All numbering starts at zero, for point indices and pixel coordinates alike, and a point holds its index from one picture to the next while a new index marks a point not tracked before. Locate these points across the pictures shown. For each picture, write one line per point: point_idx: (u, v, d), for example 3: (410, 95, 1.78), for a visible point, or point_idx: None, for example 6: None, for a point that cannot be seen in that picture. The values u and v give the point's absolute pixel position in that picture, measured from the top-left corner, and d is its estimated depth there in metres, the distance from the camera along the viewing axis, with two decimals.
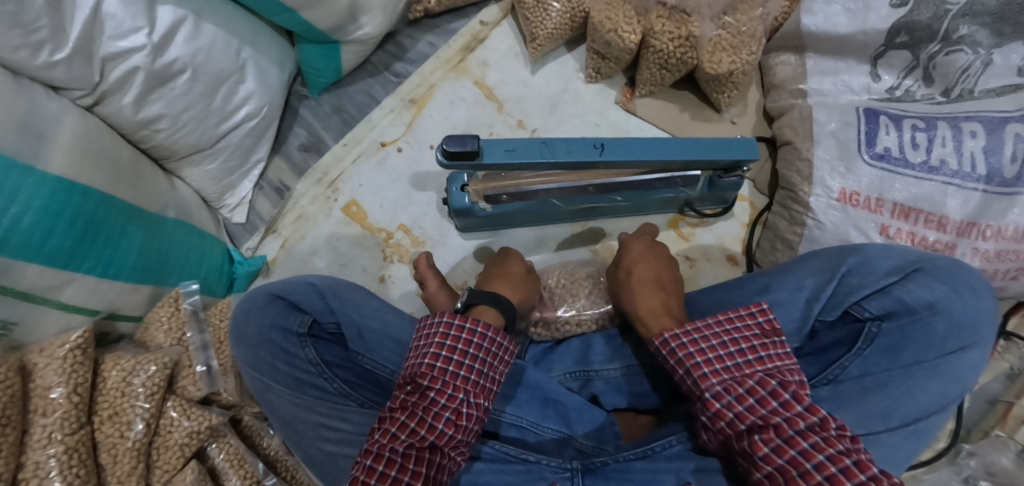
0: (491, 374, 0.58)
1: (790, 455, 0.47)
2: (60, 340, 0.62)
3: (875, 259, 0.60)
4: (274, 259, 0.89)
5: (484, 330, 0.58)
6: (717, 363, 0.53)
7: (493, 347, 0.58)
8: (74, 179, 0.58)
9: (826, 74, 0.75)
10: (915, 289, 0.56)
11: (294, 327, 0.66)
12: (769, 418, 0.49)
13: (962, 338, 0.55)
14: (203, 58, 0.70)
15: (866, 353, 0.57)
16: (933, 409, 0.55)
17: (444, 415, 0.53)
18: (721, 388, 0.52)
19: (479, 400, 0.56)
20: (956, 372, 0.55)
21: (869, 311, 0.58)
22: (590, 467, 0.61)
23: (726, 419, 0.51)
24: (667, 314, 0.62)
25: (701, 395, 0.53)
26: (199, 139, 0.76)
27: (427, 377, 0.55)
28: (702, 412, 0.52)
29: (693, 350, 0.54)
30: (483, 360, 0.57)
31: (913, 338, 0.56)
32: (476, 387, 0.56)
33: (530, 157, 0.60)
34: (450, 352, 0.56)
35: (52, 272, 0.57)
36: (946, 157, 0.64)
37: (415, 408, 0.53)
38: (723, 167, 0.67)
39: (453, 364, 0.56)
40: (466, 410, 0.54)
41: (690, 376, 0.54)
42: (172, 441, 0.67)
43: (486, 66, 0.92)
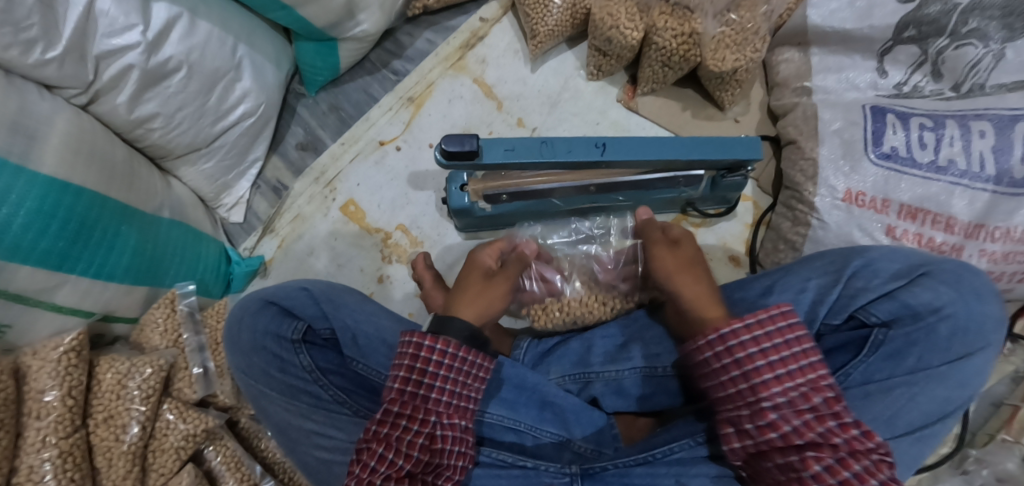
0: (465, 392, 0.56)
1: (842, 476, 0.47)
2: (54, 343, 0.62)
3: (879, 260, 0.59)
4: (271, 259, 0.88)
5: (456, 348, 0.55)
6: (781, 370, 0.51)
7: (466, 366, 0.56)
8: (67, 179, 0.57)
9: (832, 72, 0.73)
10: (920, 293, 0.55)
11: (287, 333, 0.66)
12: (826, 435, 0.48)
13: (966, 344, 0.54)
14: (198, 56, 0.69)
15: (871, 359, 0.56)
16: (937, 415, 0.55)
17: (417, 443, 0.52)
18: (783, 400, 0.50)
19: (453, 421, 0.54)
20: (959, 378, 0.54)
21: (876, 317, 0.56)
22: (589, 472, 0.60)
23: (780, 431, 0.50)
24: (714, 305, 0.59)
25: (755, 403, 0.51)
26: (194, 138, 0.75)
27: (396, 404, 0.53)
28: (751, 420, 0.51)
29: (755, 351, 0.52)
30: (456, 379, 0.55)
31: (918, 343, 0.54)
32: (449, 408, 0.54)
33: (529, 157, 0.59)
34: (422, 376, 0.54)
35: (45, 273, 0.56)
36: (954, 157, 0.63)
37: (387, 437, 0.52)
38: (726, 167, 0.66)
39: (424, 388, 0.54)
40: (440, 433, 0.53)
41: (748, 380, 0.52)
42: (168, 444, 0.66)
43: (486, 64, 0.91)
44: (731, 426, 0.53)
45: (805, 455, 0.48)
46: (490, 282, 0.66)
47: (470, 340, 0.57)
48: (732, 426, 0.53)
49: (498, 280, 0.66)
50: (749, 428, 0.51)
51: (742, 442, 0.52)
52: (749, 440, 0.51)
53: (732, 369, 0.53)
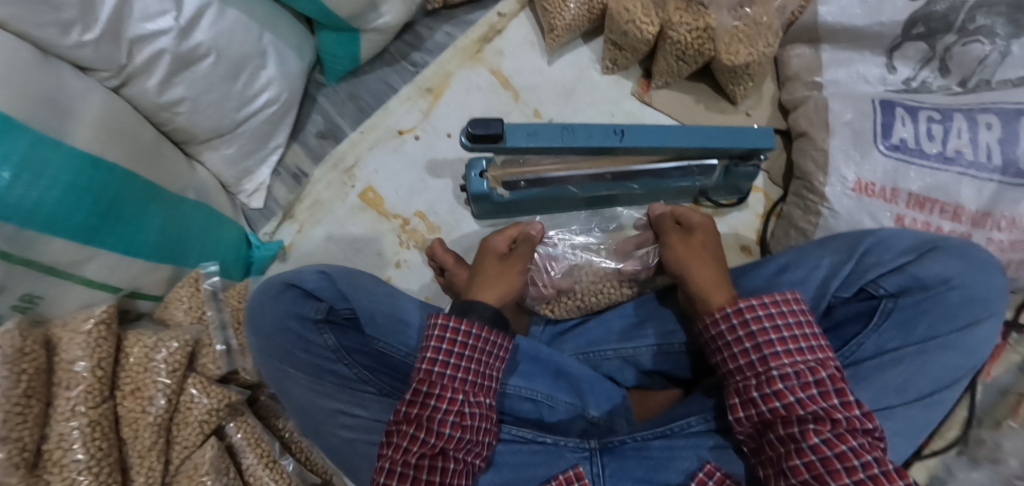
0: (487, 372, 0.57)
1: (840, 449, 0.49)
2: (84, 315, 0.64)
3: (889, 238, 0.61)
4: (291, 243, 0.90)
5: (479, 329, 0.56)
6: (794, 345, 0.54)
7: (484, 344, 0.57)
8: (99, 155, 0.59)
9: (841, 66, 0.76)
10: (929, 266, 0.58)
11: (309, 313, 0.69)
12: (827, 409, 0.51)
13: (975, 312, 0.56)
14: (226, 42, 0.71)
15: (883, 328, 0.58)
16: (945, 383, 0.55)
17: (449, 421, 0.53)
18: (793, 372, 0.53)
19: (479, 398, 0.56)
20: (968, 345, 0.56)
21: (884, 289, 0.59)
22: (608, 446, 0.62)
23: (785, 400, 0.52)
24: (722, 289, 0.62)
25: (765, 372, 0.54)
26: (219, 123, 0.77)
27: (425, 384, 0.54)
28: (758, 388, 0.54)
29: (769, 326, 0.55)
30: (480, 359, 0.56)
31: (927, 312, 0.57)
32: (474, 386, 0.56)
33: (550, 141, 0.61)
34: (448, 357, 0.55)
35: (77, 247, 0.58)
36: (962, 148, 0.65)
37: (419, 418, 0.53)
38: (739, 156, 0.68)
39: (450, 367, 0.55)
40: (469, 410, 0.54)
41: (760, 351, 0.55)
42: (192, 418, 0.67)
43: (503, 56, 0.93)
44: (738, 396, 0.55)
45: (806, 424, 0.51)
46: (507, 266, 0.67)
47: (495, 323, 0.58)
48: (739, 396, 0.55)
49: (513, 262, 0.67)
50: (756, 396, 0.54)
51: (747, 411, 0.54)
52: (754, 409, 0.54)
53: (745, 340, 0.56)
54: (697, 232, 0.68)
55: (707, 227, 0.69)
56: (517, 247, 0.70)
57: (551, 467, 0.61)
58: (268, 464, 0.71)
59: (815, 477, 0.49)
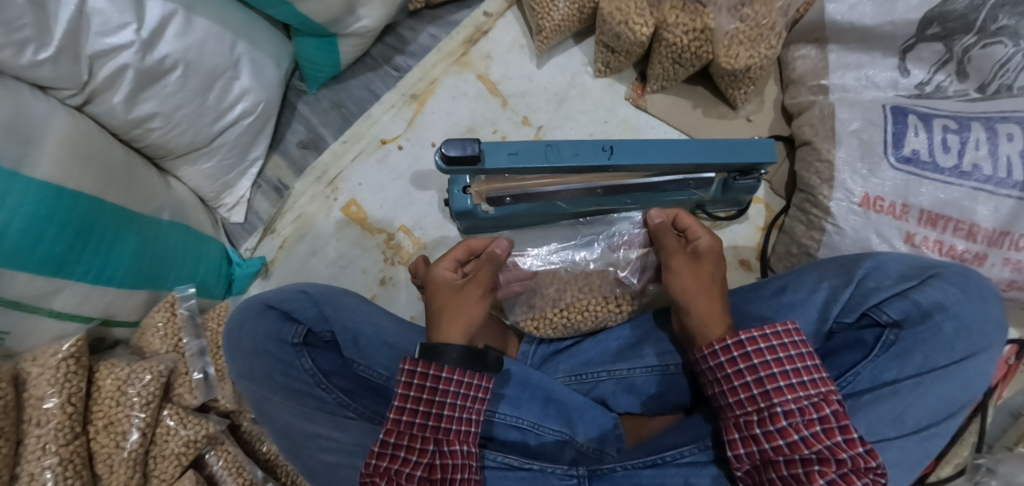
0: (463, 418, 0.55)
1: None
2: (53, 349, 0.61)
3: (887, 263, 0.56)
4: (273, 260, 0.87)
5: (450, 372, 0.54)
6: (798, 379, 0.50)
7: (463, 390, 0.55)
8: (62, 184, 0.55)
9: (850, 69, 0.70)
10: (929, 292, 0.53)
11: (288, 336, 0.64)
12: (831, 448, 0.47)
13: (972, 343, 0.51)
14: (196, 54, 0.67)
15: (879, 357, 0.54)
16: (944, 414, 0.51)
17: (417, 475, 0.51)
18: (797, 408, 0.49)
19: (454, 447, 0.53)
20: (965, 377, 0.51)
21: (887, 315, 0.54)
22: (596, 474, 0.59)
23: (788, 437, 0.49)
24: (722, 321, 0.57)
25: (768, 408, 0.50)
26: (194, 138, 0.74)
27: (395, 434, 0.52)
28: (760, 424, 0.50)
29: (771, 359, 0.51)
30: (453, 404, 0.54)
31: (924, 342, 0.52)
32: (447, 434, 0.53)
33: (534, 161, 0.57)
34: (418, 404, 0.53)
35: (43, 279, 0.55)
36: (979, 161, 0.60)
37: (389, 471, 0.51)
38: (740, 170, 0.64)
39: (420, 413, 0.53)
40: (440, 462, 0.52)
41: (762, 386, 0.51)
42: (169, 450, 0.66)
43: (491, 60, 0.89)
44: (738, 431, 0.52)
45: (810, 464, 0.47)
46: (464, 296, 0.61)
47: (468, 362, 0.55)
48: (740, 431, 0.52)
49: (470, 290, 0.61)
50: (758, 433, 0.50)
51: (748, 448, 0.51)
52: (756, 446, 0.50)
53: (746, 374, 0.52)
54: (704, 259, 0.62)
55: (715, 252, 0.63)
56: (474, 274, 0.63)
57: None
58: None
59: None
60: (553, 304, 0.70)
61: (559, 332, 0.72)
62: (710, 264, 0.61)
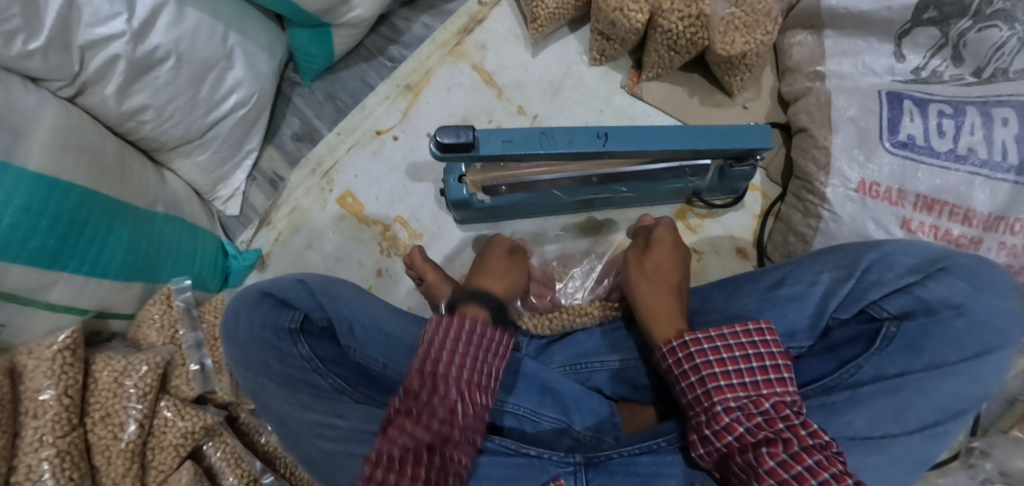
0: (484, 374, 0.51)
1: (796, 470, 0.44)
2: (49, 341, 0.61)
3: (892, 254, 0.56)
4: (269, 252, 0.86)
5: (477, 324, 0.52)
6: (737, 375, 0.51)
7: (489, 345, 0.52)
8: (54, 176, 0.55)
9: (847, 56, 0.70)
10: (935, 288, 0.53)
11: (284, 323, 0.64)
12: (774, 434, 0.47)
13: (985, 340, 0.50)
14: (188, 45, 0.67)
15: (884, 352, 0.53)
16: (951, 413, 0.50)
17: (453, 416, 0.45)
18: (737, 404, 0.49)
19: (480, 398, 0.49)
20: (980, 374, 0.50)
21: (887, 311, 0.55)
22: (593, 461, 0.58)
23: (734, 433, 0.48)
24: (674, 316, 0.59)
25: (710, 408, 0.50)
26: (187, 131, 0.74)
27: (419, 380, 0.46)
28: (706, 425, 0.50)
29: (712, 359, 0.52)
30: (482, 358, 0.50)
31: (933, 337, 0.52)
32: (478, 385, 0.49)
33: (528, 149, 0.56)
34: (442, 349, 0.48)
35: (38, 272, 0.55)
36: (974, 145, 0.60)
37: (423, 407, 0.44)
38: (736, 157, 0.63)
39: (445, 361, 0.47)
40: (471, 408, 0.47)
41: (704, 386, 0.51)
42: (167, 441, 0.66)
43: (485, 50, 0.88)
44: (694, 432, 0.51)
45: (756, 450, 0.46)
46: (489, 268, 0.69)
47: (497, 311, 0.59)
48: (696, 433, 0.51)
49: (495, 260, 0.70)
50: (708, 433, 0.49)
51: (706, 448, 0.50)
52: (711, 446, 0.49)
53: (691, 374, 0.53)
54: (655, 249, 0.67)
55: (665, 243, 0.67)
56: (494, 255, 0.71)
57: (533, 482, 0.56)
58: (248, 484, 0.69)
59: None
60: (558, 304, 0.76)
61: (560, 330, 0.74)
62: (663, 253, 0.66)
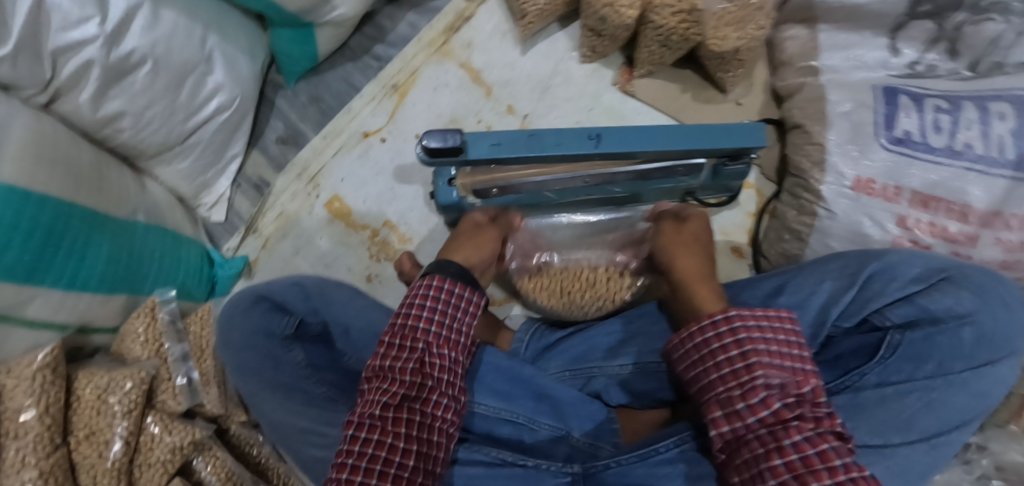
0: (456, 327, 0.56)
1: (821, 448, 0.43)
2: (28, 359, 0.58)
3: (898, 264, 0.56)
4: (256, 260, 0.85)
5: (439, 288, 0.56)
6: (780, 354, 0.49)
7: (452, 299, 0.57)
8: (28, 188, 0.53)
9: (839, 50, 0.69)
10: (940, 298, 0.53)
11: (278, 329, 0.61)
12: (806, 417, 0.46)
13: (991, 352, 0.51)
14: (165, 49, 0.64)
15: (889, 360, 0.52)
16: (954, 423, 0.51)
17: (408, 368, 0.51)
18: (779, 382, 0.47)
19: (442, 351, 0.54)
20: (981, 386, 0.51)
21: (891, 320, 0.54)
22: (590, 472, 0.57)
23: (771, 408, 0.46)
24: (704, 276, 0.60)
25: (750, 381, 0.48)
26: (167, 137, 0.71)
27: (384, 346, 0.53)
28: (742, 399, 0.47)
29: (758, 337, 0.50)
30: (444, 314, 0.55)
31: (939, 348, 0.52)
32: (438, 339, 0.54)
33: (517, 151, 0.55)
34: (408, 311, 0.55)
35: (15, 288, 0.53)
36: (971, 141, 0.59)
37: (384, 370, 0.52)
38: (730, 155, 0.62)
39: (412, 319, 0.54)
40: (429, 360, 0.53)
41: (747, 360, 0.49)
42: (154, 459, 0.64)
43: (472, 48, 0.86)
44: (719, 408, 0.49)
45: (788, 427, 0.45)
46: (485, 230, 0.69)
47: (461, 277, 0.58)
48: (721, 407, 0.48)
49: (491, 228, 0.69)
50: (741, 408, 0.47)
51: (730, 426, 0.48)
52: (739, 421, 0.47)
53: (732, 349, 0.50)
54: (687, 221, 0.66)
55: (702, 219, 0.67)
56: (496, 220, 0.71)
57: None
58: None
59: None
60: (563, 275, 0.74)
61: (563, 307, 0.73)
62: (695, 228, 0.66)
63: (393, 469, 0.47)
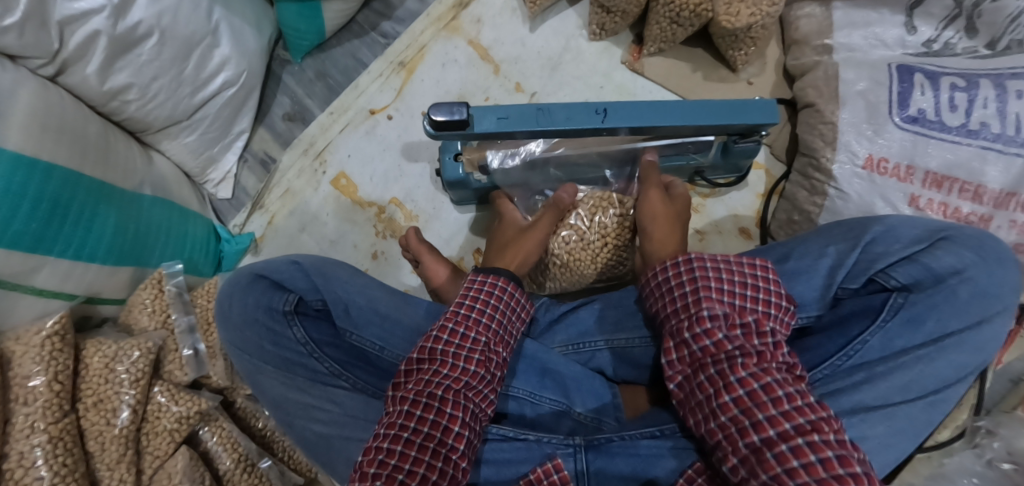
0: (509, 329, 0.57)
1: (765, 381, 0.44)
2: (37, 327, 0.59)
3: (898, 227, 0.55)
4: (262, 236, 0.85)
5: (503, 288, 0.56)
6: (727, 285, 0.51)
7: (512, 303, 0.57)
8: (35, 156, 0.53)
9: (857, 28, 0.67)
10: (942, 256, 0.52)
11: (278, 305, 0.60)
12: (750, 353, 0.47)
13: (985, 308, 0.51)
14: (171, 20, 0.64)
15: (890, 323, 0.51)
16: (951, 381, 0.51)
17: (473, 358, 0.51)
18: (722, 313, 0.49)
19: (498, 348, 0.54)
20: (977, 343, 0.50)
21: (896, 279, 0.53)
22: (593, 443, 0.56)
23: (714, 338, 0.48)
24: (677, 246, 0.60)
25: (696, 312, 0.50)
26: (173, 110, 0.71)
27: (447, 331, 0.52)
28: (689, 330, 0.50)
29: (712, 275, 0.52)
30: (502, 312, 0.56)
31: (937, 307, 0.51)
32: (495, 336, 0.54)
33: (524, 125, 0.54)
34: (466, 300, 0.55)
35: (21, 256, 0.53)
36: (988, 119, 0.58)
37: (442, 355, 0.51)
38: (740, 132, 0.61)
39: (475, 310, 0.54)
40: (488, 357, 0.53)
41: (694, 293, 0.51)
42: (161, 427, 0.65)
43: (481, 25, 0.85)
44: (672, 339, 0.51)
45: (731, 364, 0.46)
46: (526, 232, 0.66)
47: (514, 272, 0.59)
48: (674, 339, 0.51)
49: (531, 234, 0.66)
50: (687, 336, 0.49)
51: (680, 354, 0.50)
52: (686, 351, 0.49)
53: (687, 286, 0.52)
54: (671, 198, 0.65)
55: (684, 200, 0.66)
56: (538, 221, 0.66)
57: (531, 465, 0.56)
58: (246, 468, 0.69)
59: (741, 432, 0.44)
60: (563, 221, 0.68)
61: (565, 257, 0.68)
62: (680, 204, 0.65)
63: (446, 452, 0.46)
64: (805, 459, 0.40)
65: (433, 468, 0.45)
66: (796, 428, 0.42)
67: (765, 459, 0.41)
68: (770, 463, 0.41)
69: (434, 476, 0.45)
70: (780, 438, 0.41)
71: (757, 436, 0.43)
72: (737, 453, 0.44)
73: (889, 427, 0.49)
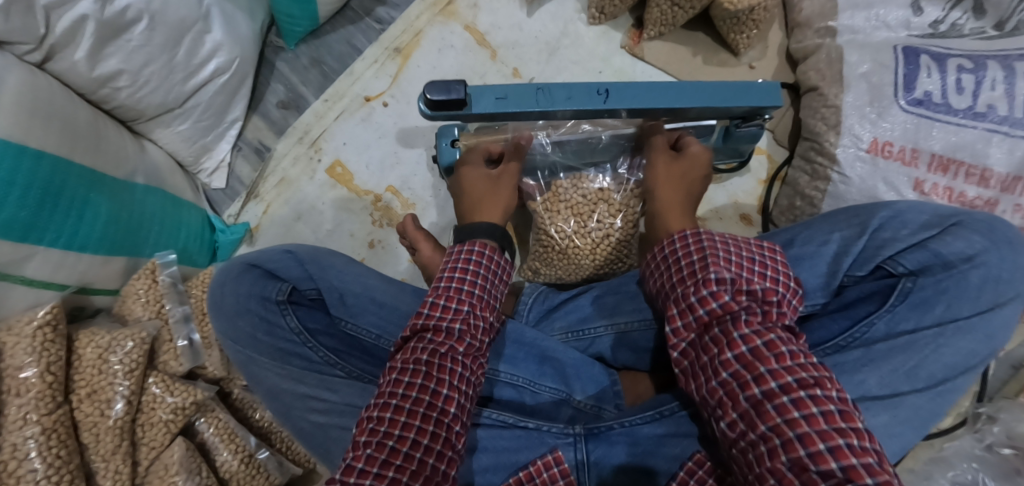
0: (493, 293, 0.55)
1: (768, 338, 0.43)
2: (28, 317, 0.58)
3: (905, 212, 0.54)
4: (258, 225, 0.83)
5: (482, 255, 0.55)
6: (735, 252, 0.49)
7: (493, 266, 0.56)
8: (23, 142, 0.52)
9: (860, 9, 0.66)
10: (952, 243, 0.51)
11: (272, 294, 0.59)
12: (755, 312, 0.45)
13: (996, 294, 0.50)
14: (160, 4, 0.62)
15: (898, 308, 0.51)
16: (960, 369, 0.50)
17: (457, 331, 0.50)
18: (730, 277, 0.47)
19: (484, 313, 0.53)
20: (988, 329, 0.50)
21: (904, 266, 0.52)
22: (593, 432, 0.55)
23: (721, 300, 0.46)
24: (685, 216, 0.58)
25: (702, 276, 0.48)
26: (165, 98, 0.70)
27: (427, 308, 0.51)
28: (694, 293, 0.47)
29: (716, 242, 0.50)
30: (486, 279, 0.54)
31: (947, 292, 0.50)
32: (481, 302, 0.53)
33: (523, 105, 0.53)
34: (449, 272, 0.53)
35: (10, 245, 0.52)
36: (994, 102, 0.58)
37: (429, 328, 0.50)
38: (742, 115, 0.59)
39: (458, 281, 0.53)
40: (473, 322, 0.51)
41: (701, 259, 0.49)
42: (157, 418, 0.64)
43: (478, 9, 0.84)
44: (674, 303, 0.49)
45: (736, 321, 0.45)
46: (496, 182, 0.63)
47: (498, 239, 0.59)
48: (677, 305, 0.49)
49: (503, 181, 0.63)
50: (693, 299, 0.47)
51: (684, 320, 0.48)
52: (691, 316, 0.47)
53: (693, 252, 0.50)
54: (684, 160, 0.61)
55: (700, 160, 0.61)
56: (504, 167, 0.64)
57: (530, 454, 0.55)
58: (245, 459, 0.68)
59: (742, 386, 0.42)
60: (562, 206, 0.68)
61: (562, 239, 0.68)
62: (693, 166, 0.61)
63: (437, 415, 0.45)
64: (806, 411, 0.39)
65: (423, 431, 0.44)
66: (799, 382, 0.41)
67: (765, 412, 0.40)
68: (770, 414, 0.40)
69: (426, 441, 0.44)
70: (781, 391, 0.41)
71: (759, 389, 0.42)
72: (737, 408, 0.42)
73: (893, 416, 0.49)
